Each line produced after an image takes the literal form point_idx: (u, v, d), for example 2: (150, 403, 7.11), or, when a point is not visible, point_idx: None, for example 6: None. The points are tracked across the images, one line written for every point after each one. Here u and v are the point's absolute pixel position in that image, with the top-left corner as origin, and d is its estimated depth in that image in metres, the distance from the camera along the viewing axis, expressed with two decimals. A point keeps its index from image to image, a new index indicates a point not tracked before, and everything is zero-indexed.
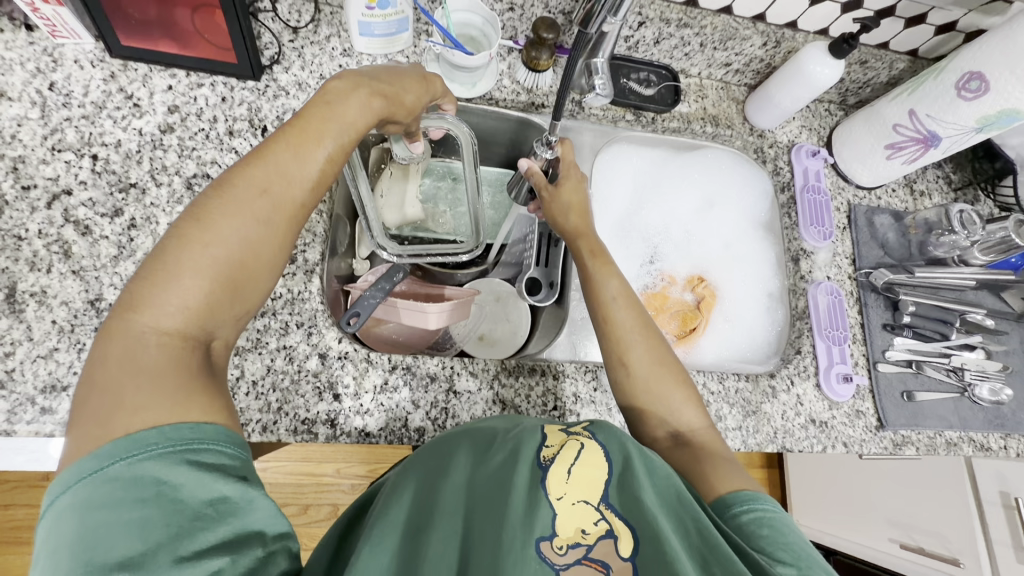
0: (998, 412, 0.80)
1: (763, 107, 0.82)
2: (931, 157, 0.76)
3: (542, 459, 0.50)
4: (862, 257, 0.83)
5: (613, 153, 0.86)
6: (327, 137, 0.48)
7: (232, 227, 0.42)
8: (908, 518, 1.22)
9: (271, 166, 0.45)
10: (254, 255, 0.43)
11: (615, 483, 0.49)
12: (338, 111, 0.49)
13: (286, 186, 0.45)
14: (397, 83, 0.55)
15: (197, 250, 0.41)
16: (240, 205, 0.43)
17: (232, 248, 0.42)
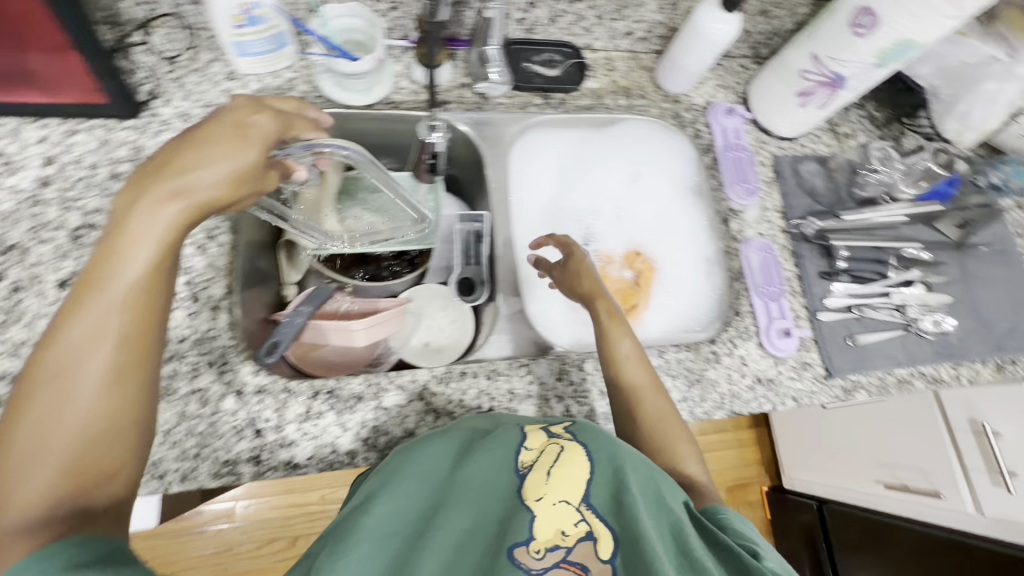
0: (945, 343, 0.80)
1: (670, 72, 0.81)
2: (844, 99, 0.75)
3: (521, 465, 0.54)
4: (791, 209, 0.82)
5: (529, 141, 0.82)
6: (122, 272, 0.43)
7: (51, 413, 0.41)
8: (890, 457, 1.22)
9: (68, 333, 0.42)
10: (87, 422, 0.42)
11: (596, 484, 0.52)
12: (130, 235, 0.44)
13: (92, 347, 0.42)
14: (191, 161, 0.46)
15: (28, 446, 0.40)
16: (53, 386, 0.41)
17: (61, 431, 0.41)
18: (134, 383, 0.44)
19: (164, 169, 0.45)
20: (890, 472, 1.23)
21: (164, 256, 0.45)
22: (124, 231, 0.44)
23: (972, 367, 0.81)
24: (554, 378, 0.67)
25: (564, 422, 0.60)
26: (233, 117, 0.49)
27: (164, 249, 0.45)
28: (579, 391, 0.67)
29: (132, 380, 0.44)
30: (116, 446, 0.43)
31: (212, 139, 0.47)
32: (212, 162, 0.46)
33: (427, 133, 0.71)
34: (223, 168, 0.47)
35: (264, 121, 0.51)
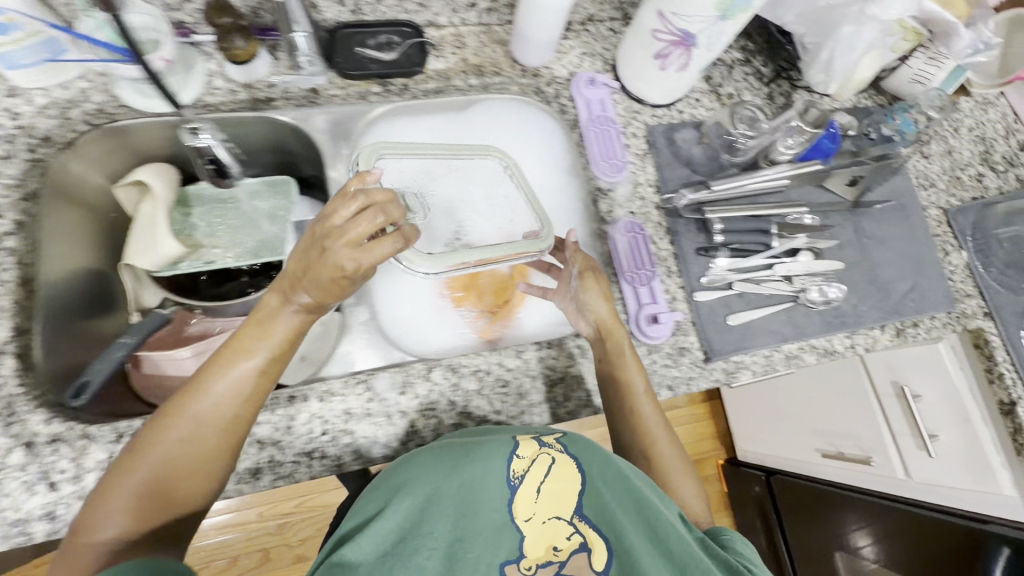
0: (835, 312, 0.75)
1: (520, 43, 0.73)
2: (702, 58, 0.68)
3: (512, 475, 0.58)
4: (665, 183, 0.76)
5: (376, 135, 0.74)
6: (255, 354, 0.53)
7: (162, 446, 0.50)
8: (827, 425, 1.17)
9: (200, 387, 0.52)
10: (185, 463, 0.51)
11: (585, 498, 0.58)
12: (267, 328, 0.54)
13: (204, 407, 0.52)
14: (306, 279, 0.52)
15: (143, 464, 0.50)
16: (175, 425, 0.51)
17: (162, 463, 0.50)
18: (227, 448, 0.53)
19: (300, 276, 0.52)
20: (828, 440, 1.18)
21: (277, 352, 0.54)
22: (267, 319, 0.54)
23: (868, 335, 0.77)
24: (396, 392, 0.62)
25: (557, 430, 0.64)
26: (336, 253, 0.50)
27: (284, 342, 0.55)
28: (425, 404, 0.63)
29: (225, 445, 0.53)
30: (197, 489, 0.52)
31: (320, 268, 0.50)
32: (318, 287, 0.52)
33: (191, 135, 0.60)
34: (328, 294, 0.52)
35: (347, 258, 0.50)
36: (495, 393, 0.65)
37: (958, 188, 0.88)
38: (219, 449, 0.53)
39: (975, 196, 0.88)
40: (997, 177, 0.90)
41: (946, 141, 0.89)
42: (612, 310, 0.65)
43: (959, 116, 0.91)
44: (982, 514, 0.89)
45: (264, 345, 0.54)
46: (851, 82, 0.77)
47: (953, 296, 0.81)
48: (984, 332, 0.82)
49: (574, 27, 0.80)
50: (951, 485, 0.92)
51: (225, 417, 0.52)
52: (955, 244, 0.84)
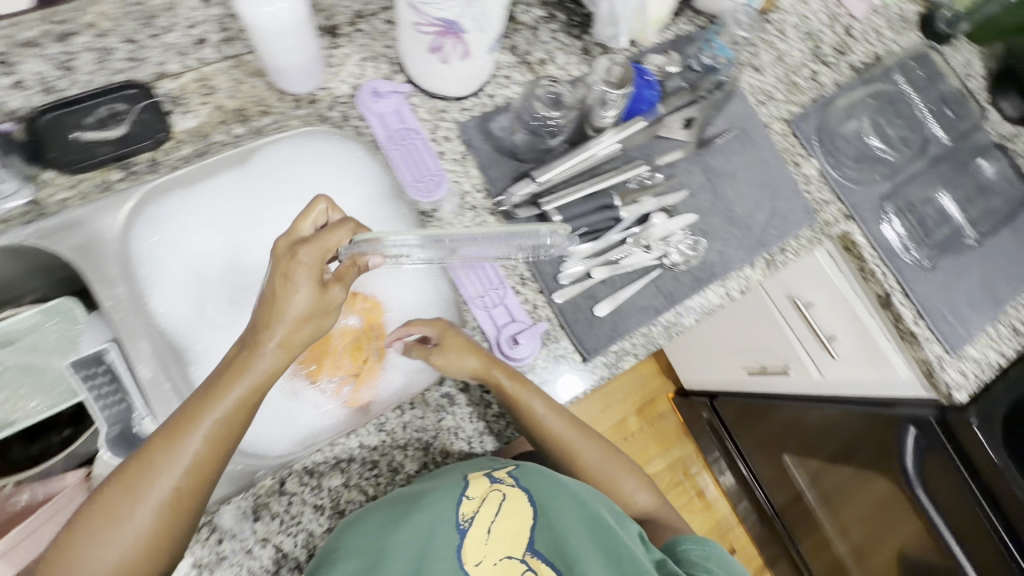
0: (702, 266, 0.72)
1: (276, 73, 0.62)
2: (479, 42, 0.59)
3: (462, 518, 0.55)
4: (493, 184, 0.69)
5: (141, 228, 0.63)
6: (221, 405, 0.48)
7: (110, 528, 0.46)
8: (743, 345, 1.18)
9: (154, 456, 0.47)
10: (128, 548, 0.46)
11: (537, 529, 0.56)
12: (240, 371, 0.49)
13: (161, 481, 0.47)
14: (272, 305, 0.48)
15: (108, 524, 0.46)
16: (126, 501, 0.46)
17: (109, 545, 0.46)
18: (178, 530, 0.48)
19: (263, 313, 0.49)
20: (747, 357, 1.19)
21: (235, 414, 0.49)
22: (229, 372, 0.49)
23: (740, 277, 0.74)
24: (250, 522, 0.54)
25: (509, 463, 0.62)
26: (303, 258, 0.48)
27: (256, 388, 0.50)
28: (288, 521, 0.56)
29: (189, 504, 0.48)
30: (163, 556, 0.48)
31: (277, 285, 0.48)
32: (282, 304, 0.48)
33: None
34: (290, 324, 0.48)
35: (303, 255, 0.48)
36: (365, 479, 0.59)
37: (796, 93, 0.84)
38: (171, 531, 0.47)
39: (814, 97, 0.85)
40: (831, 71, 0.87)
41: (773, 47, 0.85)
42: (483, 357, 0.61)
43: (782, 17, 0.88)
44: (888, 398, 0.92)
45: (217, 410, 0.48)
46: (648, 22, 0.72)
47: (812, 209, 0.79)
48: (849, 235, 0.81)
49: (343, 30, 0.68)
50: (859, 379, 0.95)
51: (177, 493, 0.47)
52: (805, 152, 0.82)
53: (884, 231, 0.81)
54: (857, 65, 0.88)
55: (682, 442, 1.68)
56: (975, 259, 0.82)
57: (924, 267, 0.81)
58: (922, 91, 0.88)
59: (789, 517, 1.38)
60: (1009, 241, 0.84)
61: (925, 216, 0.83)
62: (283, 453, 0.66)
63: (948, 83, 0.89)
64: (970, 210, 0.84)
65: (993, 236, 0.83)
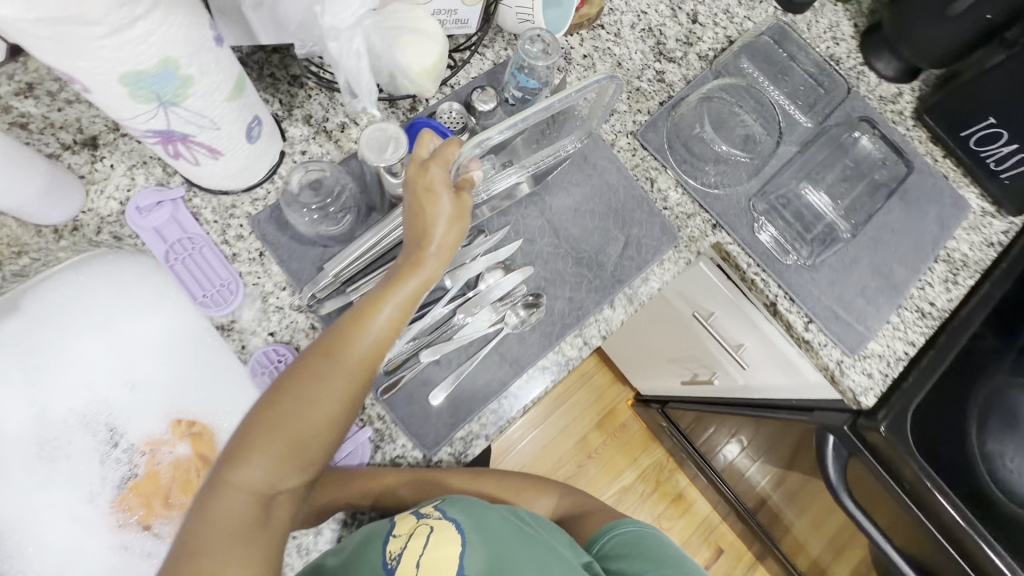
0: (550, 321, 0.65)
1: (32, 211, 0.55)
2: (216, 138, 0.52)
3: (388, 558, 0.53)
4: (296, 280, 0.62)
5: None
6: (384, 305, 0.49)
7: (307, 394, 0.47)
8: (672, 353, 1.11)
9: (352, 332, 0.48)
10: (315, 425, 0.47)
11: (467, 552, 0.54)
12: (411, 268, 0.50)
13: (343, 364, 0.47)
14: (427, 215, 0.50)
15: (286, 412, 0.46)
16: (326, 369, 0.47)
17: (303, 415, 0.46)
18: (346, 418, 0.49)
19: (417, 224, 0.51)
20: (680, 365, 1.12)
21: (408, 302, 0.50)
22: (402, 270, 0.50)
23: (600, 320, 0.68)
24: None
25: (436, 496, 0.59)
26: (439, 176, 0.51)
27: (423, 285, 0.51)
28: None
29: (353, 401, 0.49)
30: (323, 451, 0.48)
31: (421, 200, 0.51)
32: (437, 219, 0.50)
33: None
34: (443, 229, 0.50)
35: (437, 171, 0.51)
36: None
37: (641, 100, 0.77)
38: (347, 414, 0.49)
39: (663, 99, 0.77)
40: (678, 67, 0.79)
41: (609, 54, 0.78)
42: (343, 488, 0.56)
43: (616, 16, 0.79)
44: (807, 402, 0.84)
45: (390, 303, 0.49)
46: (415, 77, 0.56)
47: (672, 227, 0.72)
48: (723, 245, 0.74)
49: (104, 140, 0.61)
50: (778, 386, 0.87)
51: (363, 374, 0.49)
52: (658, 165, 0.74)
53: (758, 236, 0.74)
54: (706, 54, 0.80)
55: (650, 449, 1.61)
56: (860, 247, 0.75)
57: (808, 267, 0.74)
58: (770, 77, 0.82)
59: (763, 516, 1.31)
60: (894, 219, 0.77)
61: (800, 211, 0.77)
62: None
63: (808, 57, 0.82)
64: (840, 201, 0.79)
65: (875, 219, 0.76)
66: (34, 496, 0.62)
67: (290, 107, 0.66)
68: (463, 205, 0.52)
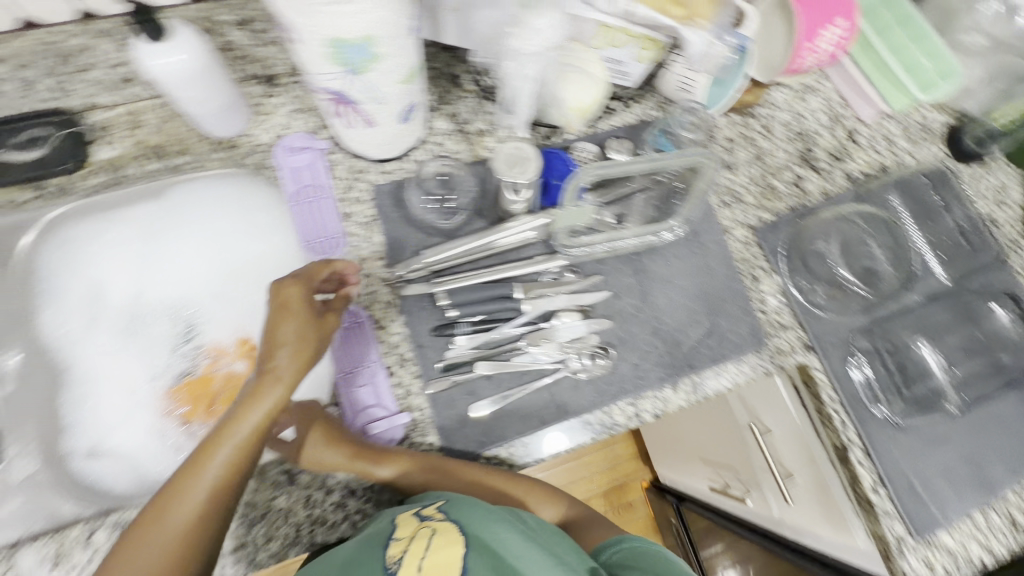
0: (611, 379, 0.64)
1: (203, 120, 0.63)
2: (379, 109, 0.57)
3: (388, 562, 0.51)
4: (393, 254, 0.65)
5: (56, 241, 0.65)
6: (236, 430, 0.50)
7: (158, 535, 0.46)
8: (709, 454, 1.05)
9: (185, 478, 0.48)
10: (175, 555, 0.46)
11: (469, 558, 0.52)
12: (263, 391, 0.51)
13: (199, 490, 0.47)
14: (279, 329, 0.53)
15: (144, 544, 0.46)
16: (173, 510, 0.47)
17: (158, 552, 0.46)
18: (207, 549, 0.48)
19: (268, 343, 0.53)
20: (714, 470, 1.05)
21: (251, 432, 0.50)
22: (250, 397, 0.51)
23: (658, 397, 0.65)
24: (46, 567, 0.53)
25: (439, 497, 0.57)
26: (291, 297, 0.54)
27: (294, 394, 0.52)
28: None
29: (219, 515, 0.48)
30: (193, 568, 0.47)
31: (275, 319, 0.54)
32: (288, 339, 0.53)
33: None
34: (287, 352, 0.52)
35: (294, 290, 0.55)
36: None
37: (771, 198, 0.75)
38: (208, 543, 0.48)
39: (792, 206, 0.75)
40: (820, 178, 0.77)
41: (754, 144, 0.77)
42: (351, 450, 0.57)
43: (772, 111, 0.79)
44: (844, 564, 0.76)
45: (237, 427, 0.50)
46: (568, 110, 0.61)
47: (762, 332, 0.69)
48: (807, 367, 0.70)
49: (281, 81, 0.68)
50: (816, 534, 0.79)
51: (219, 502, 0.48)
52: (766, 266, 0.72)
53: (849, 373, 0.69)
54: (853, 175, 0.77)
55: None
56: (960, 428, 0.68)
57: (895, 425, 0.68)
58: (918, 219, 0.76)
59: None
60: (1010, 410, 0.69)
61: (904, 363, 0.71)
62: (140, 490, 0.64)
63: (962, 211, 0.76)
64: (953, 367, 0.72)
65: (989, 404, 0.69)
66: (106, 362, 0.67)
67: (442, 102, 0.71)
68: (324, 324, 0.56)
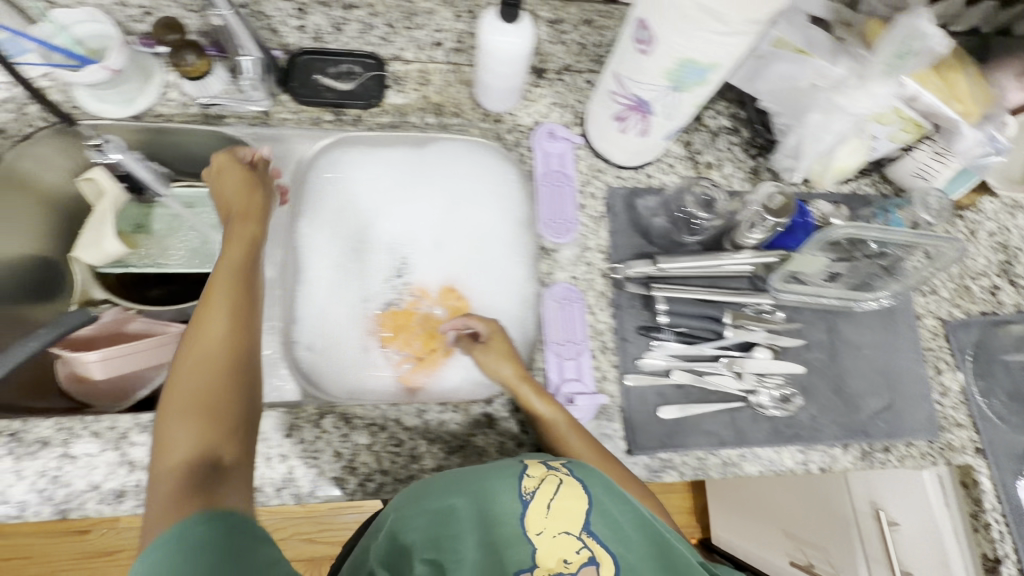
0: (789, 422, 0.67)
1: (485, 92, 0.71)
2: (662, 125, 0.63)
3: (523, 490, 0.53)
4: (616, 251, 0.70)
5: (331, 159, 0.75)
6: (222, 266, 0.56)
7: (204, 343, 0.50)
8: (797, 528, 1.05)
9: (202, 304, 0.53)
10: (216, 355, 0.49)
11: (595, 512, 0.52)
12: (238, 233, 0.60)
13: (216, 307, 0.52)
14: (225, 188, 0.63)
15: (189, 360, 0.49)
16: (202, 322, 0.51)
17: (201, 358, 0.49)
18: (245, 365, 0.51)
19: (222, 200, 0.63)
20: (797, 546, 1.05)
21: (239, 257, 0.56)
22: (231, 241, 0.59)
23: (826, 453, 0.68)
24: (280, 434, 0.59)
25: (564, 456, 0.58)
26: (224, 161, 0.64)
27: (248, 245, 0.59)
28: (309, 451, 0.60)
29: (243, 326, 0.52)
30: (235, 372, 0.50)
31: (233, 175, 0.64)
32: (231, 189, 0.63)
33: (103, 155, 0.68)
34: (240, 193, 0.63)
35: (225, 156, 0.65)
36: (386, 451, 0.61)
37: (965, 298, 0.77)
38: (241, 344, 0.51)
39: (985, 311, 0.77)
40: (1016, 292, 0.78)
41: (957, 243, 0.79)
42: (518, 368, 0.64)
43: (979, 218, 0.81)
44: None
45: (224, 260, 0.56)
46: (829, 168, 0.69)
47: (937, 422, 0.71)
48: (972, 470, 0.71)
49: (548, 75, 0.76)
50: None
51: (229, 325, 0.52)
52: (950, 361, 0.74)
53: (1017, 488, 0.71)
54: None
55: None
56: None
57: None
58: None
59: None
60: None
61: None
62: (340, 394, 0.72)
63: None
64: None
65: None
66: (334, 276, 0.75)
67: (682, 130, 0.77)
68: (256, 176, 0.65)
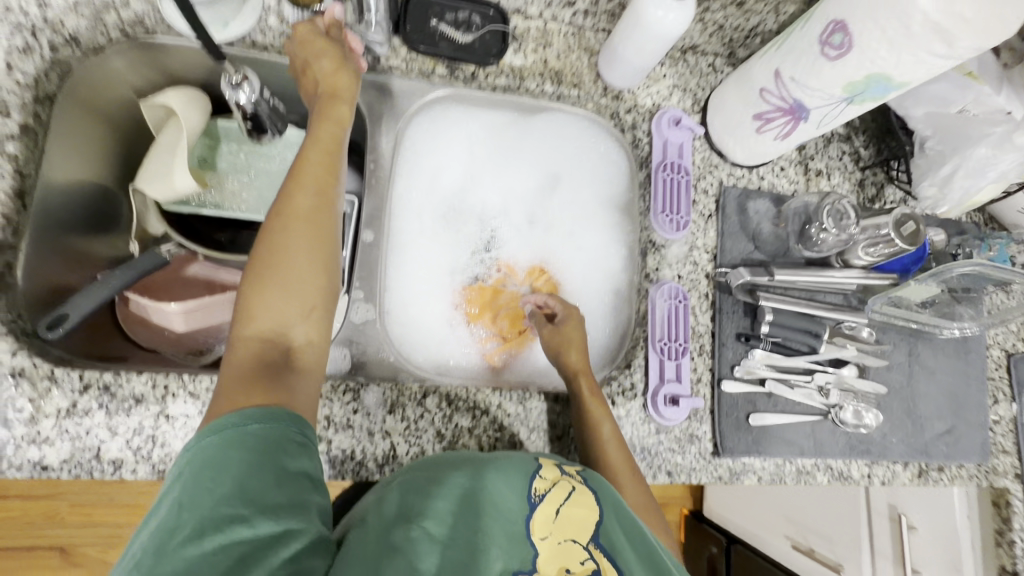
0: (863, 438, 0.70)
1: (614, 66, 0.66)
2: (806, 132, 0.59)
3: (532, 492, 0.47)
4: (723, 253, 0.69)
5: (433, 115, 0.70)
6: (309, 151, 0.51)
7: (288, 228, 0.46)
8: (804, 517, 1.13)
9: (291, 184, 0.49)
10: (299, 245, 0.46)
11: (606, 519, 0.47)
12: (327, 114, 0.53)
13: (303, 195, 0.48)
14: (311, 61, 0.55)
15: (272, 243, 0.46)
16: (288, 205, 0.47)
17: (285, 244, 0.46)
18: (331, 252, 0.48)
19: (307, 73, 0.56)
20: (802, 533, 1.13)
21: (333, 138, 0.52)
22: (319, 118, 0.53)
23: (888, 468, 0.71)
24: (383, 410, 0.58)
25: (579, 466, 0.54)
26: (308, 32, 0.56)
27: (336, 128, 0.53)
28: (410, 429, 0.58)
29: (327, 218, 0.48)
30: (318, 266, 0.47)
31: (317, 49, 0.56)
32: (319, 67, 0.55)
33: (233, 93, 0.59)
34: (327, 68, 0.55)
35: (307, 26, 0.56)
36: (487, 435, 0.60)
37: None
38: (326, 237, 0.48)
39: None
40: None
41: None
42: (585, 361, 0.63)
43: None
44: None
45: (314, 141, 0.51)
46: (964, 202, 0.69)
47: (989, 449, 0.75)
48: (1008, 493, 0.76)
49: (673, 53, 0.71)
50: None
51: (318, 215, 0.48)
52: (1008, 393, 0.77)
53: None
54: None
55: None
56: None
57: None
58: None
59: None
60: None
61: None
62: (424, 368, 0.69)
63: None
64: None
65: None
66: (424, 243, 0.71)
67: None
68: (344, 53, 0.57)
